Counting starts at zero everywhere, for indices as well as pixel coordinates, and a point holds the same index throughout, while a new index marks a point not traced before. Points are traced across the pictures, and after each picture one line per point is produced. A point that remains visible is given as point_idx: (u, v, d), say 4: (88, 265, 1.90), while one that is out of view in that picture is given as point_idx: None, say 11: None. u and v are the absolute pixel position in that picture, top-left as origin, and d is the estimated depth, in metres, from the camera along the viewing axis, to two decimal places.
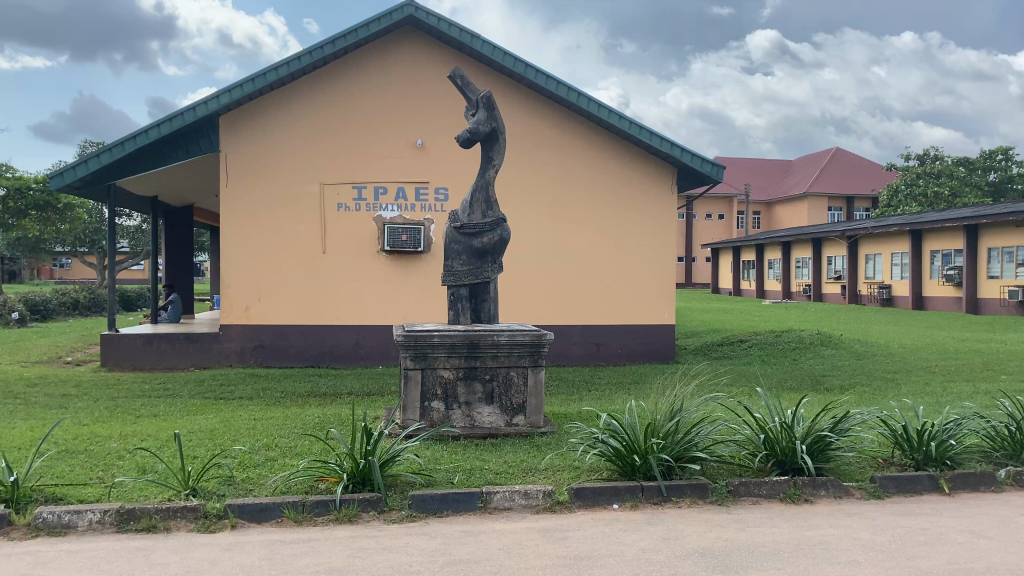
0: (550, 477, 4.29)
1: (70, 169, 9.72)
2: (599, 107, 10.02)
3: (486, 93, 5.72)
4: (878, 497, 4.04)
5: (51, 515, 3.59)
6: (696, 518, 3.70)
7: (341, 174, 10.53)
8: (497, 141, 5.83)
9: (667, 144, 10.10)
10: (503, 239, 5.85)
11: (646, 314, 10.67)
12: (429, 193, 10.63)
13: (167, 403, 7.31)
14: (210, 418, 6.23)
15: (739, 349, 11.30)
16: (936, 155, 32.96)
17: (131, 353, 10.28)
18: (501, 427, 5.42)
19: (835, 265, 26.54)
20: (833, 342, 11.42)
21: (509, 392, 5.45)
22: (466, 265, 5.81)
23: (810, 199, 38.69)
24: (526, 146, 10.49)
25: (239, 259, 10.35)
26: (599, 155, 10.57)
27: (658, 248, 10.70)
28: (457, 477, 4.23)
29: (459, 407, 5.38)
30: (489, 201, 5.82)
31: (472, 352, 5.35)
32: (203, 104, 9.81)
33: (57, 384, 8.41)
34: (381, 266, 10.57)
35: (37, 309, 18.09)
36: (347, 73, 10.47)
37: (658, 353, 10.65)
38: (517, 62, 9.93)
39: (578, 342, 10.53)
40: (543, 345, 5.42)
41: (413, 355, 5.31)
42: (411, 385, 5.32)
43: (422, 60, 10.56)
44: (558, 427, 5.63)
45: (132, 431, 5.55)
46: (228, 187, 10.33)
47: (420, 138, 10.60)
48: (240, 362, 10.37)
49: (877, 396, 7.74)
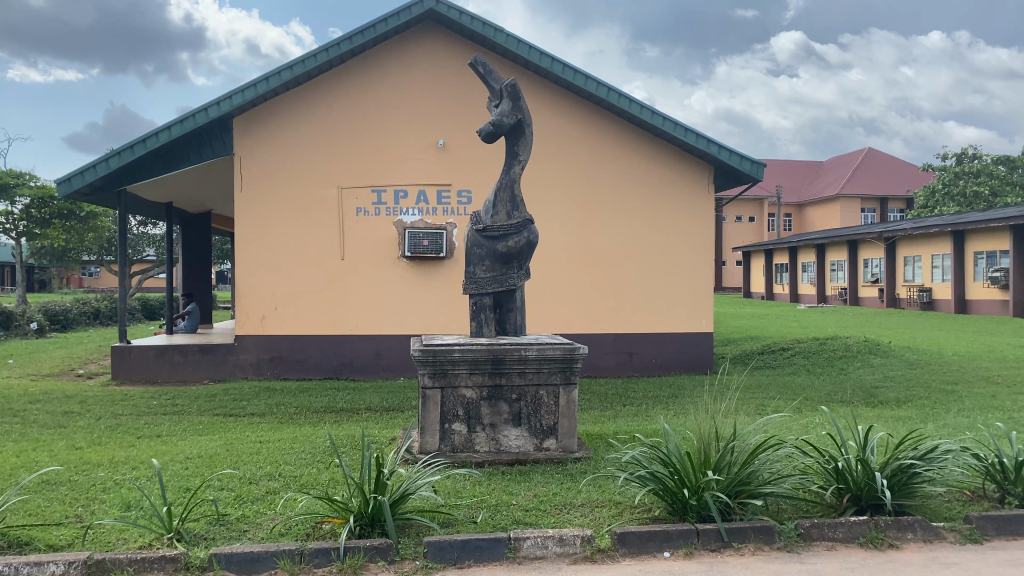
0: (588, 517, 3.76)
1: (78, 175, 9.36)
2: (630, 102, 9.44)
3: (511, 81, 5.17)
4: (977, 541, 3.46)
5: (7, 569, 3.09)
6: (763, 571, 3.12)
7: (359, 177, 10.05)
8: (523, 133, 5.27)
9: (704, 141, 9.49)
10: (531, 241, 5.29)
11: (683, 321, 10.08)
12: (451, 196, 10.11)
13: (174, 422, 6.85)
14: (214, 440, 5.74)
15: (782, 358, 10.64)
16: (975, 154, 31.86)
17: (142, 366, 9.86)
18: (530, 452, 4.88)
19: (872, 268, 25.74)
20: (882, 349, 10.71)
21: (538, 413, 4.89)
22: (490, 272, 5.27)
23: (842, 200, 37.78)
24: (554, 144, 9.95)
25: (253, 267, 9.89)
26: (630, 153, 10.00)
27: (695, 252, 10.10)
28: (480, 515, 3.70)
29: (483, 430, 4.85)
30: (515, 201, 5.25)
31: (496, 369, 4.80)
32: (216, 105, 9.39)
33: (61, 400, 7.99)
34: (402, 273, 10.06)
35: (57, 319, 17.80)
36: (365, 70, 9.99)
37: (694, 362, 10.04)
38: (544, 57, 9.41)
39: (610, 351, 9.95)
40: (576, 360, 4.85)
41: (432, 372, 4.77)
42: (430, 405, 4.80)
43: (445, 57, 10.06)
44: (594, 451, 5.07)
45: (126, 457, 5.06)
46: (243, 192, 9.90)
47: (442, 137, 10.09)
48: (256, 374, 9.91)
49: (941, 410, 7.06)
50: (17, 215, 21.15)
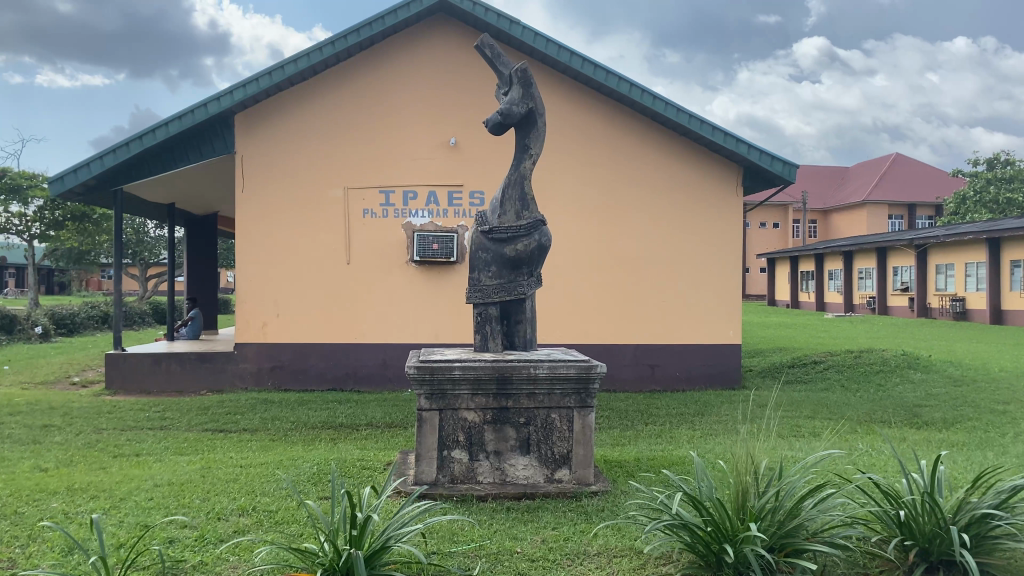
0: (603, 571, 3.19)
1: (71, 172, 8.89)
2: (654, 99, 8.84)
3: (521, 66, 4.61)
4: None
5: None
6: None
7: (367, 177, 9.53)
8: (535, 125, 4.71)
9: (733, 140, 8.87)
10: (542, 245, 4.70)
11: (708, 333, 9.45)
12: (463, 198, 9.55)
13: (158, 438, 6.32)
14: (193, 462, 5.19)
15: (814, 372, 9.97)
16: (1007, 160, 30.95)
17: (138, 374, 9.38)
18: (539, 483, 4.31)
19: (901, 276, 24.91)
20: (922, 364, 10.02)
21: (550, 440, 4.31)
22: (497, 279, 4.70)
23: (869, 207, 36.89)
24: (572, 143, 9.39)
25: (254, 271, 9.42)
26: (653, 153, 9.40)
27: (723, 260, 9.46)
28: (477, 567, 3.13)
29: (487, 458, 4.29)
30: (525, 199, 4.69)
31: (502, 389, 4.24)
32: (216, 100, 8.91)
33: (44, 412, 7.50)
34: (410, 278, 9.51)
35: (64, 323, 17.44)
36: (373, 65, 9.47)
37: (721, 375, 9.40)
38: (562, 51, 8.84)
39: (630, 363, 9.36)
40: (593, 380, 4.25)
41: (429, 392, 4.23)
42: (427, 430, 4.25)
43: (459, 51, 9.51)
44: (613, 483, 4.48)
45: (88, 482, 4.52)
46: (244, 191, 9.42)
47: (454, 136, 9.53)
48: (256, 384, 9.41)
49: (996, 435, 6.39)
50: (30, 216, 20.89)
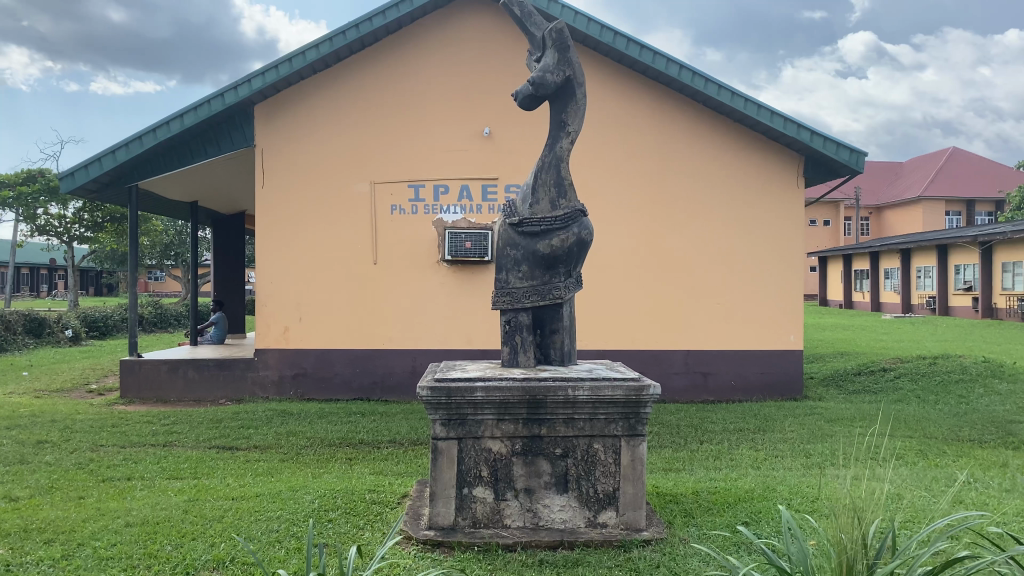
0: None
1: (82, 168, 8.35)
2: (706, 82, 8.03)
3: (558, 25, 3.85)
4: None
5: None
6: None
7: (394, 171, 8.86)
8: (574, 97, 3.95)
9: (794, 126, 7.99)
10: (583, 240, 3.93)
11: (768, 337, 8.58)
12: (498, 192, 8.82)
13: (157, 458, 5.71)
14: (182, 491, 4.54)
15: (885, 382, 9.03)
16: None
17: (154, 382, 8.84)
18: (579, 528, 3.56)
19: (964, 274, 23.59)
20: (1008, 373, 9.00)
21: (592, 476, 3.56)
22: (528, 280, 3.96)
23: (925, 202, 35.34)
24: (615, 131, 8.61)
25: (275, 270, 8.83)
26: (705, 141, 8.58)
27: (784, 256, 8.57)
28: None
29: (516, 497, 3.56)
30: (562, 186, 3.94)
31: (534, 414, 3.51)
32: (233, 88, 8.30)
33: (44, 425, 6.95)
34: (441, 280, 8.80)
35: (96, 325, 17.11)
36: (400, 48, 8.79)
37: (782, 385, 8.54)
38: (605, 30, 8.07)
39: (681, 371, 8.56)
40: (644, 403, 3.48)
41: (446, 418, 3.51)
42: (443, 464, 3.54)
43: (493, 34, 8.78)
44: (669, 528, 3.70)
45: (54, 519, 3.89)
46: (265, 186, 8.82)
47: (488, 125, 8.80)
48: (278, 393, 8.79)
49: None
50: (70, 219, 20.85)
